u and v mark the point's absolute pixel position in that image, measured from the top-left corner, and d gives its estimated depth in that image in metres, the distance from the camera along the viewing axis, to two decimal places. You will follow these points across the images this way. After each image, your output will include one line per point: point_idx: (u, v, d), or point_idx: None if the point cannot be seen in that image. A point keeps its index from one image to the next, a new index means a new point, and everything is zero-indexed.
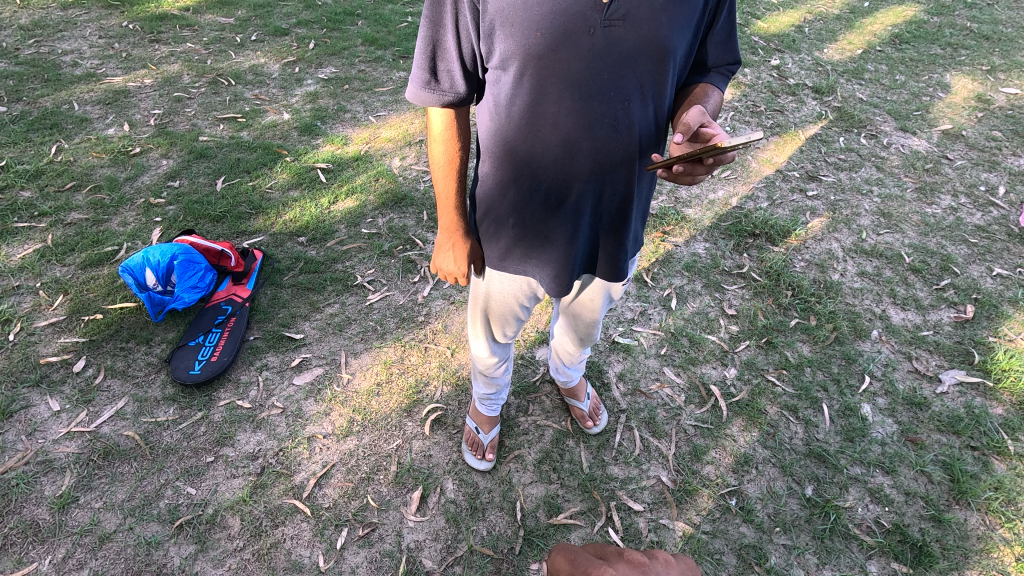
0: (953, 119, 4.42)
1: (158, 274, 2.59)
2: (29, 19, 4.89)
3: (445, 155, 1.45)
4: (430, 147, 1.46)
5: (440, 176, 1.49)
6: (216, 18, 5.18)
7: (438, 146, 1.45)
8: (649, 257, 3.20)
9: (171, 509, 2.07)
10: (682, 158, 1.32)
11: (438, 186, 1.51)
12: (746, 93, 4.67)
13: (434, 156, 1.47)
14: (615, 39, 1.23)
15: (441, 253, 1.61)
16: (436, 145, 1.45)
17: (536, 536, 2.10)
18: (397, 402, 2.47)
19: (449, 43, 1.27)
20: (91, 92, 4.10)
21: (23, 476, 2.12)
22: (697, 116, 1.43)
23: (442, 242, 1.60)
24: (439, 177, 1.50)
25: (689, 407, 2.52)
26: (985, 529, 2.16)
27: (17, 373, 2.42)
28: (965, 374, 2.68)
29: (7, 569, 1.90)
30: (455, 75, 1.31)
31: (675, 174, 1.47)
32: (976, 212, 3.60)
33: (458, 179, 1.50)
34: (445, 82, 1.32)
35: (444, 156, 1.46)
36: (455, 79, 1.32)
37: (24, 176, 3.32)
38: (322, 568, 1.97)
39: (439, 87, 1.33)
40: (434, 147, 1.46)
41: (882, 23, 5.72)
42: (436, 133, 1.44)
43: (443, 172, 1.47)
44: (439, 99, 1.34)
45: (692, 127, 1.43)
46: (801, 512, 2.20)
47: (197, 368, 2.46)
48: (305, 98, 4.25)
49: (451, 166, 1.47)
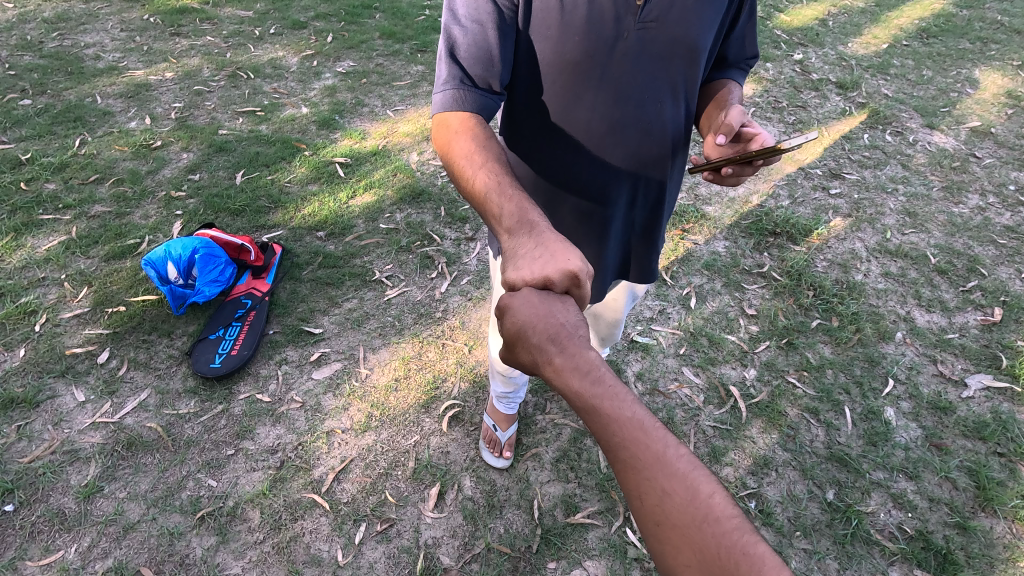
0: (982, 116, 4.31)
1: (180, 267, 2.63)
2: (52, 12, 4.95)
3: (479, 143, 1.05)
4: (448, 157, 1.06)
5: (476, 169, 1.02)
6: (235, 12, 5.20)
7: (463, 136, 1.05)
8: (668, 256, 3.16)
9: (193, 501, 2.10)
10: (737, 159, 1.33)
11: (474, 184, 1.02)
12: (768, 89, 4.59)
13: (462, 151, 1.04)
14: (649, 41, 1.21)
15: (523, 254, 0.91)
16: (461, 135, 1.05)
17: (553, 535, 2.10)
18: (414, 398, 2.47)
19: (490, 37, 1.07)
20: (114, 85, 4.15)
21: (50, 465, 2.16)
22: (740, 116, 1.44)
23: (513, 251, 0.93)
24: (472, 173, 1.02)
25: (707, 408, 2.50)
26: (1011, 538, 2.12)
27: (43, 364, 2.47)
28: (992, 379, 2.62)
29: (35, 556, 1.93)
30: (494, 74, 1.08)
31: (721, 176, 1.47)
32: (1005, 213, 3.51)
33: (496, 168, 1.03)
34: (483, 82, 1.08)
35: (476, 144, 1.05)
36: (496, 79, 1.09)
37: (48, 169, 3.37)
38: (340, 562, 1.99)
39: (475, 88, 1.08)
40: (456, 143, 1.05)
41: (910, 16, 5.59)
42: (459, 123, 1.06)
43: (477, 156, 1.03)
44: (480, 98, 1.08)
45: (736, 127, 1.44)
46: (821, 516, 2.17)
47: (219, 361, 2.49)
48: (323, 92, 4.25)
49: (488, 151, 1.05)
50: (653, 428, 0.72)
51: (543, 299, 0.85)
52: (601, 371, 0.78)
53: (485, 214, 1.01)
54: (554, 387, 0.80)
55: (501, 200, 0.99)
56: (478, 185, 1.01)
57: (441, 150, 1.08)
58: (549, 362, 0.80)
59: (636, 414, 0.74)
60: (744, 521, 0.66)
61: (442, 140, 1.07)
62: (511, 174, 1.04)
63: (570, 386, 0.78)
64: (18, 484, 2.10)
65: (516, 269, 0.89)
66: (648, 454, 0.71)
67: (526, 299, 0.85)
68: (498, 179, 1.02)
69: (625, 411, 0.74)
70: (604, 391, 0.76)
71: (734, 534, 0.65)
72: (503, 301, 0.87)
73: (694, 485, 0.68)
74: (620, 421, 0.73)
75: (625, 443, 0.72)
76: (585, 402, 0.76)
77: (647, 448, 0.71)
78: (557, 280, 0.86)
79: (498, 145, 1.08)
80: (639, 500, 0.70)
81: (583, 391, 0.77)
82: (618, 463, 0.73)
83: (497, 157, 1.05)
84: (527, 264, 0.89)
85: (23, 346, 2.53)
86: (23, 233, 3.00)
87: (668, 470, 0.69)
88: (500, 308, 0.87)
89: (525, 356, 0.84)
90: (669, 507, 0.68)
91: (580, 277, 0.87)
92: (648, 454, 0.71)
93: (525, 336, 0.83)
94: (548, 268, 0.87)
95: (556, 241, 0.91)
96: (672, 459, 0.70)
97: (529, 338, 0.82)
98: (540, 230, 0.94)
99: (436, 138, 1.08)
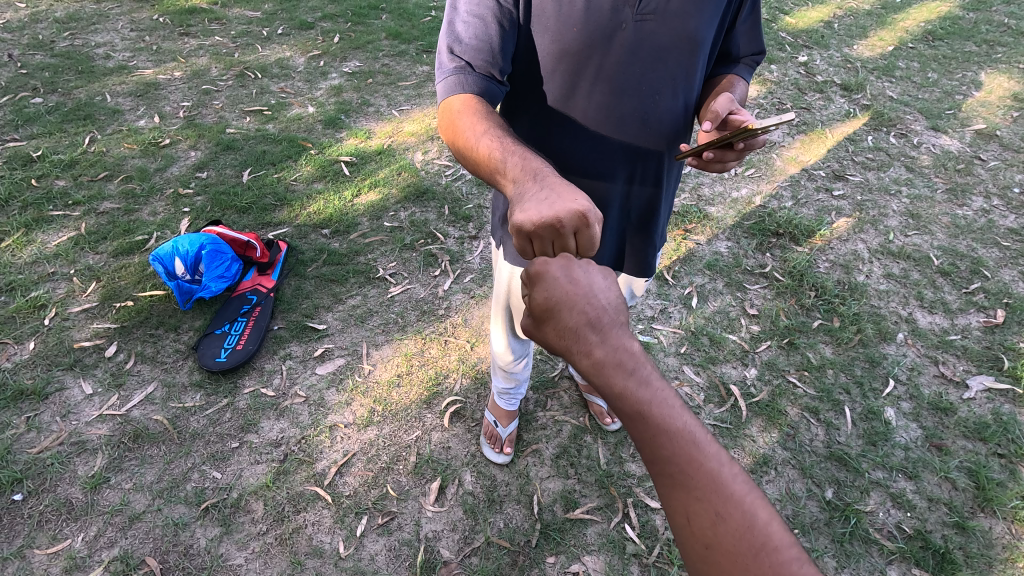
0: (987, 118, 4.31)
1: (187, 263, 2.66)
2: (64, 12, 5.02)
3: (482, 117, 1.06)
4: (451, 135, 1.07)
5: (479, 137, 1.03)
6: (243, 12, 5.26)
7: (466, 114, 1.06)
8: (670, 255, 3.18)
9: (197, 492, 2.13)
10: (711, 143, 1.30)
11: (478, 151, 1.02)
12: (772, 91, 4.60)
13: (465, 125, 1.05)
14: (646, 34, 1.24)
15: (535, 197, 0.91)
16: (464, 113, 1.06)
17: (552, 530, 2.11)
18: (416, 393, 2.50)
19: (492, 31, 1.11)
20: (124, 84, 4.20)
21: (58, 456, 2.20)
22: (725, 104, 1.44)
23: (519, 197, 0.94)
24: (476, 139, 1.03)
25: (708, 407, 2.51)
26: (1010, 538, 2.13)
27: (52, 356, 2.51)
28: (993, 381, 2.62)
29: (43, 545, 1.97)
30: (492, 58, 1.11)
31: (705, 161, 1.45)
32: (1009, 215, 3.51)
33: (499, 135, 1.03)
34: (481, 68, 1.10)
35: (480, 118, 1.06)
36: (497, 69, 1.12)
37: (58, 166, 3.42)
38: (342, 554, 2.01)
39: (474, 73, 1.09)
40: (459, 120, 1.06)
41: (916, 19, 5.58)
42: (462, 104, 1.07)
43: (480, 125, 1.03)
44: (481, 81, 1.10)
45: (721, 115, 1.44)
46: (820, 514, 2.18)
47: (223, 356, 2.52)
48: (330, 92, 4.30)
49: (490, 123, 1.06)
50: (707, 443, 0.70)
51: (584, 278, 0.80)
52: (649, 375, 0.73)
53: (492, 177, 1.02)
54: (595, 380, 0.76)
55: (505, 159, 1.00)
56: (482, 151, 1.02)
57: (444, 130, 1.09)
58: (590, 354, 0.75)
59: (687, 426, 0.71)
60: (799, 550, 0.66)
61: (445, 121, 1.09)
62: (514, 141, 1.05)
63: (614, 385, 0.73)
64: (27, 473, 2.14)
65: (522, 212, 0.90)
66: (704, 473, 0.69)
67: (564, 275, 0.81)
68: (501, 142, 1.03)
69: (676, 420, 0.71)
70: (652, 396, 0.72)
71: (790, 563, 0.65)
72: (538, 270, 0.83)
73: (751, 511, 0.67)
74: (672, 434, 0.70)
75: (676, 459, 0.70)
76: (631, 406, 0.72)
77: (701, 467, 0.69)
78: (565, 218, 0.87)
79: (498, 117, 1.09)
80: (686, 519, 0.69)
81: (628, 392, 0.72)
82: (665, 478, 0.71)
83: (499, 128, 1.06)
84: (534, 205, 0.90)
85: (33, 339, 2.57)
86: (34, 229, 3.05)
87: (725, 493, 0.68)
88: (535, 280, 0.83)
89: (561, 344, 0.78)
90: (723, 531, 0.66)
91: (589, 218, 0.88)
92: (702, 474, 0.69)
93: (563, 322, 0.77)
94: (555, 208, 0.89)
95: (562, 184, 0.92)
96: (728, 480, 0.69)
97: (565, 318, 0.78)
98: (545, 176, 0.95)
99: (440, 122, 1.10)
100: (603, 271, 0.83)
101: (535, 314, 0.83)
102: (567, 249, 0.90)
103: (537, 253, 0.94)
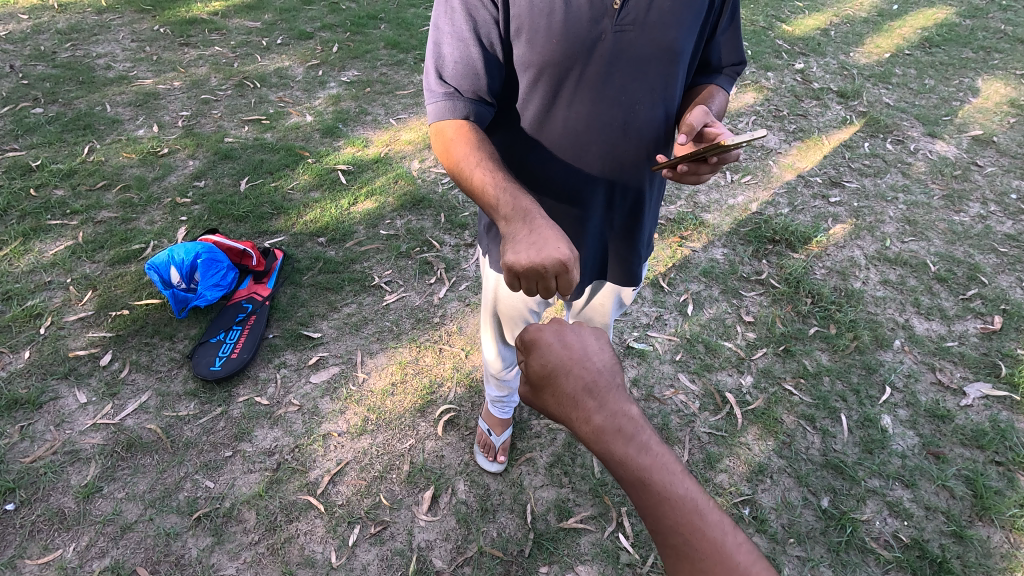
0: (984, 124, 4.31)
1: (182, 271, 2.66)
2: (65, 23, 5.07)
3: (474, 147, 1.10)
4: (447, 161, 1.11)
5: (473, 167, 1.07)
6: (244, 23, 5.30)
7: (460, 142, 1.10)
8: (666, 262, 3.18)
9: (190, 501, 2.12)
10: (686, 157, 1.27)
11: (472, 181, 1.07)
12: (769, 97, 4.61)
13: (460, 155, 1.09)
14: (626, 44, 1.24)
15: (518, 238, 0.98)
16: (458, 141, 1.10)
17: (546, 539, 2.10)
18: (410, 402, 2.50)
19: (474, 53, 1.12)
20: (123, 94, 4.24)
21: (51, 465, 2.19)
22: (700, 116, 1.43)
23: (509, 236, 1.00)
24: (469, 170, 1.08)
25: (703, 415, 2.50)
26: (1009, 547, 2.11)
27: (47, 365, 2.51)
28: (991, 388, 2.61)
29: (34, 555, 1.96)
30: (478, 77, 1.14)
31: (680, 173, 1.44)
32: (1006, 221, 3.50)
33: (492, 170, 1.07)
34: (467, 91, 1.13)
35: (472, 148, 1.10)
36: (484, 90, 1.15)
37: (57, 176, 3.44)
38: (334, 564, 2.00)
39: (461, 96, 1.12)
40: (455, 149, 1.10)
41: (912, 26, 5.61)
42: (455, 131, 1.11)
43: (473, 157, 1.08)
44: (470, 106, 1.13)
45: (696, 127, 1.43)
46: (816, 523, 2.16)
47: (218, 364, 2.52)
48: (328, 101, 4.32)
49: (482, 151, 1.10)
50: (709, 511, 0.73)
51: (578, 342, 0.83)
52: (650, 441, 0.76)
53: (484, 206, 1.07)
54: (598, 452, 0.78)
55: (496, 191, 1.05)
56: (476, 182, 1.07)
57: (441, 156, 1.13)
58: (589, 421, 0.78)
59: (690, 494, 0.74)
60: None
61: (439, 146, 1.13)
62: (506, 173, 1.10)
63: (614, 453, 0.76)
64: (20, 483, 2.13)
65: (513, 252, 0.96)
66: (707, 543, 0.71)
67: (558, 341, 0.83)
68: (493, 175, 1.07)
69: (677, 488, 0.74)
70: (652, 461, 0.75)
71: None
72: (530, 336, 0.85)
73: None
74: (674, 502, 0.73)
75: (682, 530, 0.72)
76: (632, 474, 0.75)
77: (705, 537, 0.72)
78: (549, 265, 0.94)
79: (489, 145, 1.14)
80: None
81: (630, 460, 0.75)
82: (669, 546, 0.73)
83: (491, 156, 1.11)
84: (523, 249, 0.96)
85: (28, 348, 2.57)
86: (31, 238, 3.06)
87: (729, 563, 0.70)
88: (528, 345, 0.85)
89: (558, 409, 0.82)
90: None
91: (570, 265, 0.94)
92: (707, 544, 0.71)
93: (561, 388, 0.81)
94: (541, 254, 0.95)
95: (548, 228, 0.98)
96: (731, 548, 0.71)
97: (563, 385, 0.81)
98: (534, 218, 1.00)
99: (434, 145, 1.14)
100: (572, 279, 0.95)
101: (530, 377, 0.85)
102: (548, 288, 0.97)
103: (523, 290, 1.00)
